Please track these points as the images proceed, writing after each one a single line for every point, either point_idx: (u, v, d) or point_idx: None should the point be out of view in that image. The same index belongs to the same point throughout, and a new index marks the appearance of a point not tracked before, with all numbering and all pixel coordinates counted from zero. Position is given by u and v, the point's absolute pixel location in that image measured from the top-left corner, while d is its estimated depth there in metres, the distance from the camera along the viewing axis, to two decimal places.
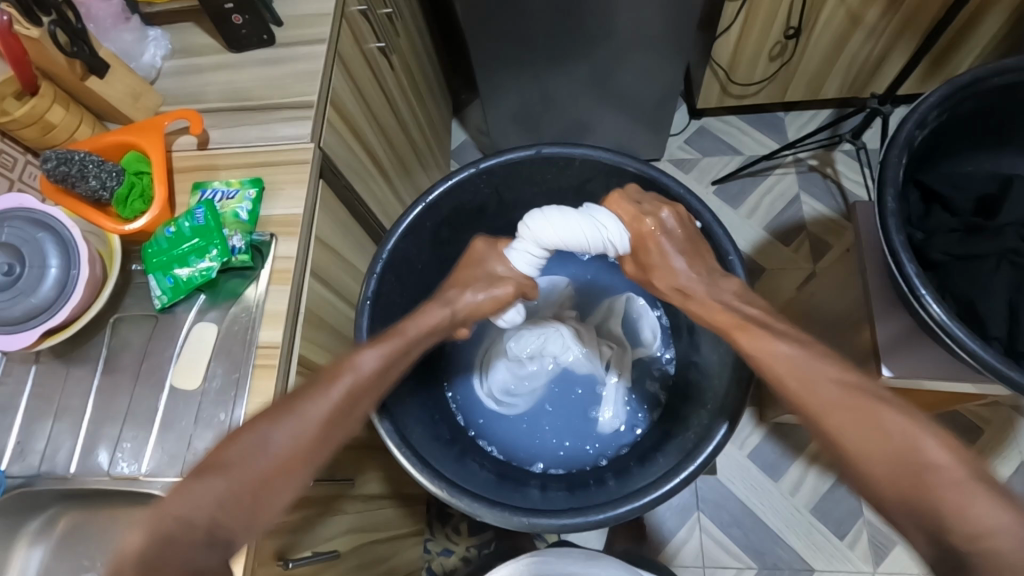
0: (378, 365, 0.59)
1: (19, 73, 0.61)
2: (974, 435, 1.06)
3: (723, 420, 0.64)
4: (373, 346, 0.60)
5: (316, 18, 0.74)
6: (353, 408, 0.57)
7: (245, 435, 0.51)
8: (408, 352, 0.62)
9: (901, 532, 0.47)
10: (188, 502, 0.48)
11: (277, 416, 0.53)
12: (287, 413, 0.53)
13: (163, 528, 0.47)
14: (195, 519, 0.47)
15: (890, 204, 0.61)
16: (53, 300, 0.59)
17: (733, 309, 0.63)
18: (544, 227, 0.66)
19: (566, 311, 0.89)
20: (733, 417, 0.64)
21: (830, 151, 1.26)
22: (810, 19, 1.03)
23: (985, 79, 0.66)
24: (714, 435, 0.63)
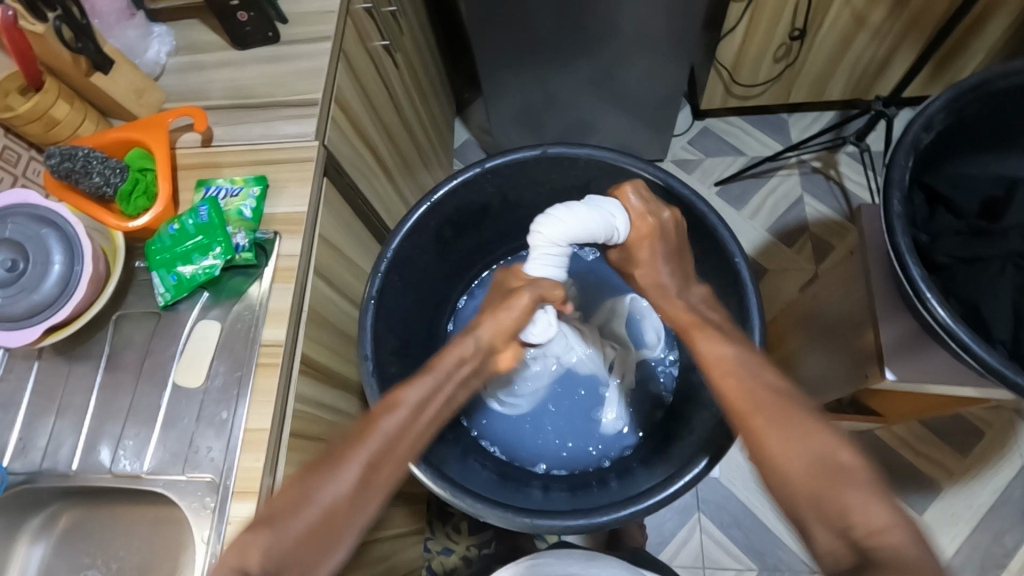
0: (424, 399, 0.59)
1: (23, 68, 0.61)
2: (976, 438, 1.06)
3: (706, 454, 0.64)
4: (419, 382, 0.60)
5: (321, 15, 0.74)
6: (403, 450, 0.56)
7: (305, 486, 0.51)
8: (453, 387, 0.61)
9: (805, 530, 0.49)
10: (244, 552, 0.47)
11: (327, 467, 0.52)
12: (337, 463, 0.53)
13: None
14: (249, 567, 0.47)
15: (895, 207, 0.60)
16: (56, 297, 0.59)
17: (693, 310, 0.64)
18: (558, 224, 0.64)
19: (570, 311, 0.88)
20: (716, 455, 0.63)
21: (833, 153, 1.26)
22: (815, 20, 1.03)
23: (992, 82, 0.66)
24: (693, 467, 0.63)
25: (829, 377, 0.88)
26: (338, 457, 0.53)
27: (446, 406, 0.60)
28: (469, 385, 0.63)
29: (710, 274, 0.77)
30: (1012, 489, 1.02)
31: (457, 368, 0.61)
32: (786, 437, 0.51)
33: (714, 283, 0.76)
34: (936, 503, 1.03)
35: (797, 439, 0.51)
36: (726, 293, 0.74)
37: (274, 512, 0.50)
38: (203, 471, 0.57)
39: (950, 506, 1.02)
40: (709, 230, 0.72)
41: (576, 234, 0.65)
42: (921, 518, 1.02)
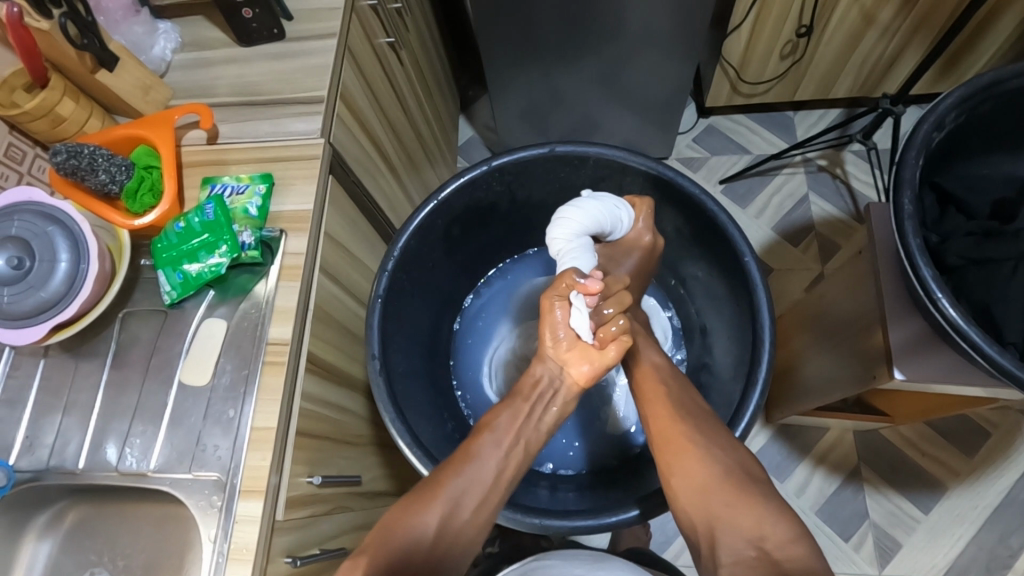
0: (509, 429, 0.60)
1: (30, 65, 0.61)
2: (981, 438, 1.05)
3: (634, 505, 0.63)
4: (506, 410, 0.62)
5: (328, 12, 0.73)
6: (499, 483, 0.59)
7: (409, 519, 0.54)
8: (531, 413, 0.62)
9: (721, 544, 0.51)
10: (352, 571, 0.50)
11: (424, 499, 0.56)
12: (432, 496, 0.56)
13: None
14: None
15: (906, 206, 0.60)
16: (62, 295, 0.59)
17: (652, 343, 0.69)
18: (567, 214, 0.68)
19: None
20: (646, 511, 0.62)
21: (839, 151, 1.25)
22: (822, 18, 1.02)
23: (1004, 81, 0.66)
24: (621, 513, 0.62)
25: (833, 378, 0.86)
26: (432, 494, 0.56)
27: (536, 431, 0.62)
28: (548, 415, 0.63)
29: (717, 273, 0.76)
30: (1018, 490, 1.02)
31: (534, 393, 0.62)
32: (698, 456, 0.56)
33: (722, 282, 0.76)
34: (942, 503, 1.03)
35: (714, 459, 0.56)
36: (734, 293, 0.74)
37: (377, 543, 0.53)
38: (210, 469, 0.57)
39: (955, 507, 1.02)
40: (717, 229, 0.72)
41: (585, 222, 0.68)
42: (926, 518, 1.02)
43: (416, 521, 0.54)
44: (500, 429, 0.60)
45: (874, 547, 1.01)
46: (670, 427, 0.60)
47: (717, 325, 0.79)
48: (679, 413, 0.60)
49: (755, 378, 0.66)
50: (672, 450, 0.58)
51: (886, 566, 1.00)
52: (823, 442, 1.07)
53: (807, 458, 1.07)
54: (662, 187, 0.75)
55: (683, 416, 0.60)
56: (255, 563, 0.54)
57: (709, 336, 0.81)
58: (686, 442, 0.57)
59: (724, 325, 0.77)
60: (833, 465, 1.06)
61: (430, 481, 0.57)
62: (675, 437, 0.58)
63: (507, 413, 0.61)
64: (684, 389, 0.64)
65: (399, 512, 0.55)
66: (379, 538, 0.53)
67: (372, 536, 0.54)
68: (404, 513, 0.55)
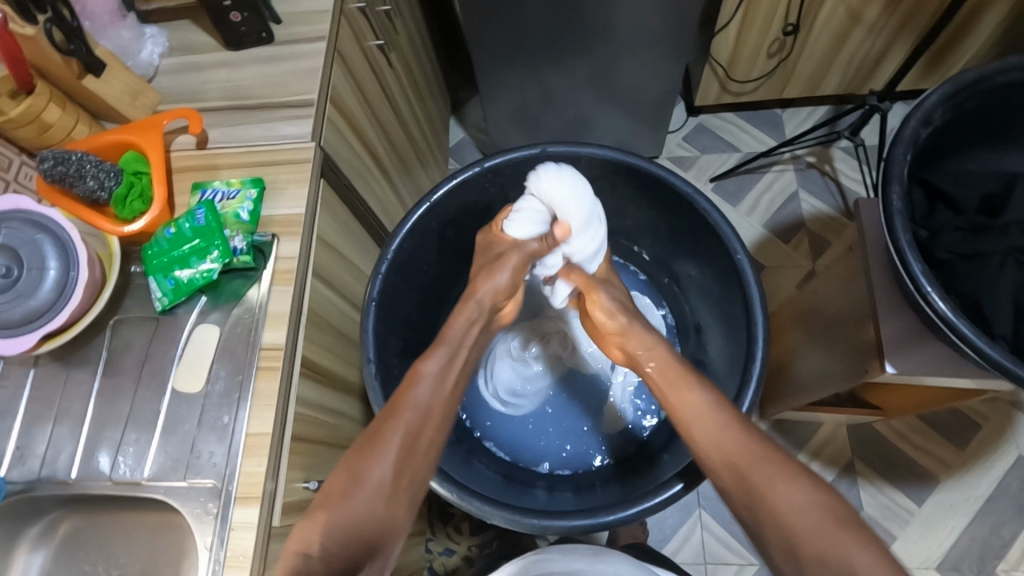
0: (441, 372, 0.60)
1: (14, 72, 0.60)
2: (973, 430, 1.07)
3: (677, 479, 0.62)
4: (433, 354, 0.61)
5: (317, 15, 0.73)
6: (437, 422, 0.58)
7: (354, 473, 0.53)
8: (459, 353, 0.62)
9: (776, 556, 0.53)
10: (307, 537, 0.49)
11: (369, 449, 0.55)
12: (376, 445, 0.55)
13: (290, 562, 0.48)
14: (311, 552, 0.49)
15: (895, 202, 0.61)
16: (52, 303, 0.58)
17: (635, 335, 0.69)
18: (562, 179, 0.67)
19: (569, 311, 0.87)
20: (689, 480, 0.62)
21: (828, 148, 1.26)
22: (810, 16, 1.03)
23: (988, 78, 0.66)
24: (665, 490, 0.62)
25: (827, 373, 0.87)
26: (374, 445, 0.55)
27: None
28: None
29: (710, 270, 0.77)
30: (1009, 480, 1.03)
31: (474, 333, 0.64)
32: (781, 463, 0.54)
33: (714, 280, 0.76)
34: (935, 495, 1.03)
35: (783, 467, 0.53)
36: (726, 290, 0.74)
37: (334, 496, 0.52)
38: (205, 477, 0.57)
39: (948, 499, 1.03)
40: (709, 227, 0.72)
41: (574, 202, 0.68)
42: (920, 510, 1.03)
43: (365, 471, 0.53)
44: (438, 369, 0.60)
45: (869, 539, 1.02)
46: (688, 413, 0.59)
47: (711, 323, 0.80)
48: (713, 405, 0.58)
49: (750, 374, 0.66)
50: (708, 438, 0.57)
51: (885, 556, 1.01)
52: (817, 437, 1.08)
53: (802, 453, 1.07)
54: (655, 186, 0.75)
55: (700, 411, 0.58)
56: (251, 568, 0.53)
57: (703, 334, 0.82)
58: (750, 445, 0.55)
59: (719, 322, 0.77)
60: (828, 460, 1.06)
61: (370, 434, 0.56)
62: (700, 427, 0.57)
63: (441, 356, 0.61)
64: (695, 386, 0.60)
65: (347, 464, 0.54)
66: (332, 496, 0.52)
67: (321, 494, 0.53)
68: (353, 463, 0.54)
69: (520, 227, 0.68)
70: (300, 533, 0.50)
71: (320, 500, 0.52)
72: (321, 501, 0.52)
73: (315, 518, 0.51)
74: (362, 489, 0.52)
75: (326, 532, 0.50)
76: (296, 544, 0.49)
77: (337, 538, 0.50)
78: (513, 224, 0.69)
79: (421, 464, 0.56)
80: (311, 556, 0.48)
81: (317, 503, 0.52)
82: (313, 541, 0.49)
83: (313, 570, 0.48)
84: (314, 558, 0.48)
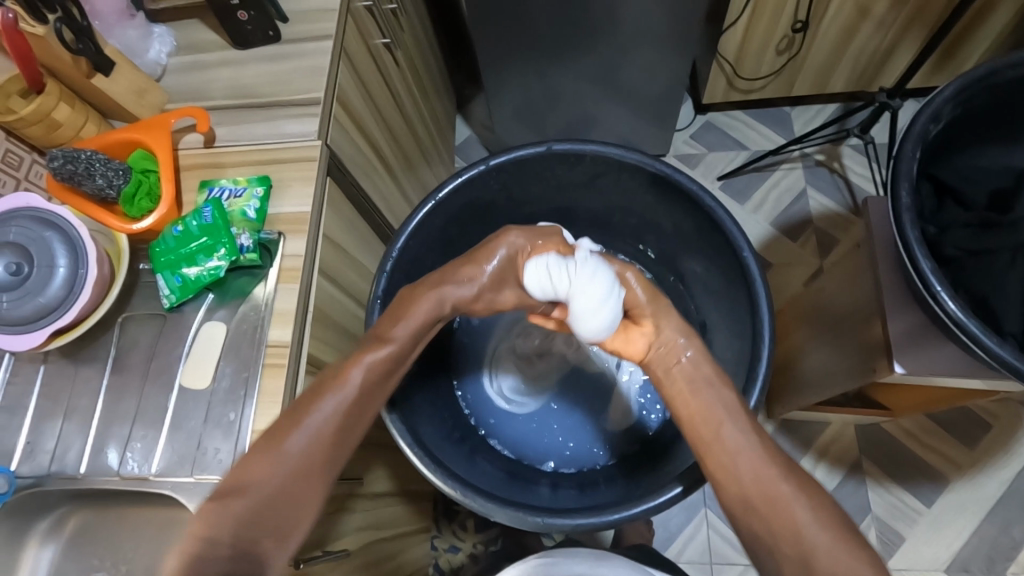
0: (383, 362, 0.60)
1: (24, 70, 0.61)
2: (983, 429, 1.06)
3: (677, 482, 0.62)
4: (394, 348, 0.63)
5: (323, 13, 0.73)
6: (366, 406, 0.59)
7: (262, 459, 0.53)
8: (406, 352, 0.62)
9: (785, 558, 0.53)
10: (211, 525, 0.51)
11: (282, 432, 0.54)
12: (291, 429, 0.54)
13: (190, 549, 0.50)
14: (220, 539, 0.51)
15: (904, 200, 0.60)
16: (61, 300, 0.59)
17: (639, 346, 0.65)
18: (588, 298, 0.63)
19: None
20: (688, 483, 0.62)
21: (837, 145, 1.25)
22: (818, 12, 1.02)
23: (998, 73, 0.66)
24: (664, 493, 0.61)
25: (833, 371, 0.86)
26: (291, 423, 0.55)
27: None
28: None
29: (716, 268, 0.76)
30: (1019, 480, 1.02)
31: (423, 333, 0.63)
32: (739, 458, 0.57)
33: (720, 279, 0.76)
34: (944, 496, 1.03)
35: (740, 456, 0.57)
36: (732, 288, 0.74)
37: (239, 483, 0.53)
38: (211, 473, 0.57)
39: (957, 499, 1.02)
40: (715, 225, 0.72)
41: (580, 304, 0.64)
42: (929, 510, 1.02)
43: (283, 455, 0.54)
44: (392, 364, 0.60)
45: (877, 541, 1.01)
46: (701, 424, 0.59)
47: (717, 322, 0.79)
48: (700, 393, 0.60)
49: (756, 373, 0.66)
50: (711, 454, 0.58)
51: (890, 559, 1.00)
52: (824, 436, 1.07)
53: (809, 453, 1.06)
54: (659, 184, 0.75)
55: (692, 383, 0.61)
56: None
57: (709, 333, 0.81)
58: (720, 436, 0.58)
59: (726, 321, 0.77)
60: (835, 459, 1.06)
61: (288, 413, 0.56)
62: (718, 443, 0.58)
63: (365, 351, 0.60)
64: (713, 386, 0.61)
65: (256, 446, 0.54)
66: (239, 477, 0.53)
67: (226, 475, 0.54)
68: (262, 454, 0.53)
69: (533, 269, 0.64)
70: (202, 520, 0.51)
71: (222, 485, 0.53)
72: (230, 487, 0.53)
73: (230, 507, 0.52)
74: (273, 482, 0.53)
75: (238, 523, 0.52)
76: (199, 529, 0.51)
77: (243, 531, 0.52)
78: (536, 266, 0.64)
79: (332, 458, 0.56)
80: (217, 546, 0.50)
81: (223, 489, 0.53)
82: (222, 530, 0.51)
83: (218, 557, 0.50)
84: (224, 548, 0.50)
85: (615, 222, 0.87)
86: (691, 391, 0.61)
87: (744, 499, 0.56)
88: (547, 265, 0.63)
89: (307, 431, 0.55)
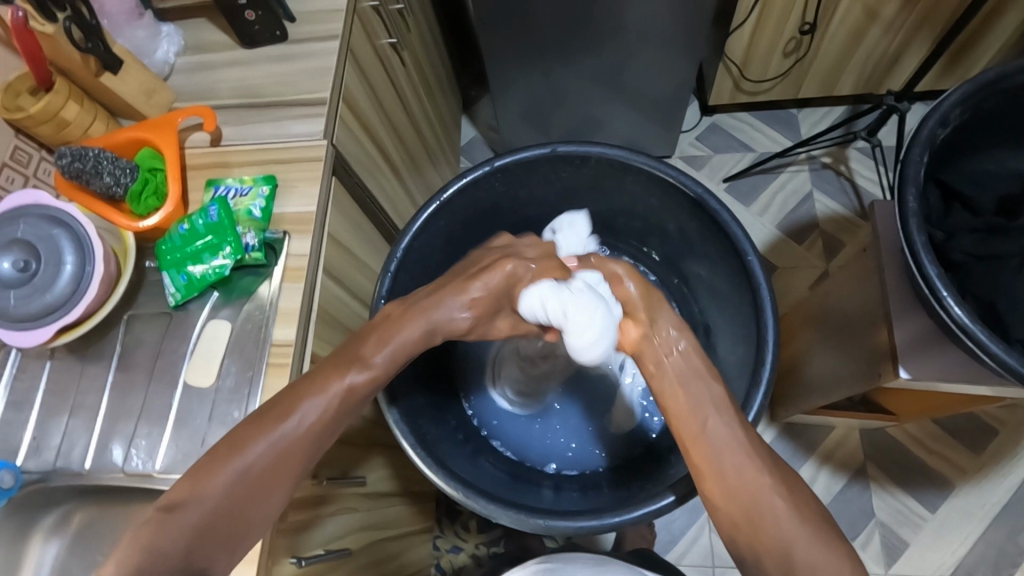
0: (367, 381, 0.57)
1: (34, 69, 0.61)
2: (988, 436, 1.05)
3: (669, 492, 0.62)
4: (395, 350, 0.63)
5: (329, 13, 0.73)
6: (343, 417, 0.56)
7: (219, 468, 0.52)
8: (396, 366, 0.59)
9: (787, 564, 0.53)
10: (161, 536, 0.50)
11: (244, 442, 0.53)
12: (251, 438, 0.53)
13: (133, 560, 0.50)
14: (166, 551, 0.50)
15: (911, 204, 0.60)
16: (68, 297, 0.59)
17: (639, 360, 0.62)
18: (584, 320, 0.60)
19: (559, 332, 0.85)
20: (681, 493, 0.61)
21: (844, 148, 1.25)
22: (825, 15, 1.02)
23: (1008, 78, 0.65)
24: (653, 503, 0.61)
25: (840, 376, 0.85)
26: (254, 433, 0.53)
27: None
28: None
29: (720, 271, 0.76)
30: None
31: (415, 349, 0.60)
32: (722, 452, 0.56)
33: (725, 282, 0.76)
34: (949, 502, 1.02)
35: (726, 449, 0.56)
36: (736, 291, 0.74)
37: (188, 496, 0.51)
38: None
39: (962, 505, 1.02)
40: (720, 227, 0.72)
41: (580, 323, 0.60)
42: (934, 516, 1.01)
43: (240, 465, 0.52)
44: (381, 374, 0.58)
45: (881, 547, 1.01)
46: (687, 418, 0.58)
47: (721, 325, 0.79)
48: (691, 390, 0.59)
49: (760, 378, 0.65)
50: (696, 450, 0.57)
51: (893, 565, 1.00)
52: (828, 441, 1.07)
53: (813, 457, 1.06)
54: (664, 186, 0.75)
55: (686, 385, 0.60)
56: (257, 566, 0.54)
57: (712, 336, 0.81)
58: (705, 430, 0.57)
59: (730, 324, 0.76)
60: (840, 463, 1.05)
61: (254, 421, 0.54)
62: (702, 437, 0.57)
63: (342, 361, 0.57)
64: (703, 383, 0.60)
65: (216, 455, 0.53)
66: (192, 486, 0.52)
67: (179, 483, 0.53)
68: (215, 464, 0.52)
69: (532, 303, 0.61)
70: (149, 528, 0.51)
71: (173, 495, 0.52)
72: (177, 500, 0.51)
73: (183, 519, 0.51)
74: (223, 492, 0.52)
75: (192, 534, 0.51)
76: (142, 538, 0.50)
77: (192, 543, 0.51)
78: (533, 295, 0.61)
79: (297, 467, 0.54)
80: (166, 558, 0.50)
81: (176, 499, 0.51)
82: (171, 543, 0.50)
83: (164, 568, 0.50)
84: (172, 560, 0.50)
85: (619, 225, 0.86)
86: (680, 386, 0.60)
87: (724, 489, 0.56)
88: (543, 294, 0.60)
89: (269, 442, 0.53)
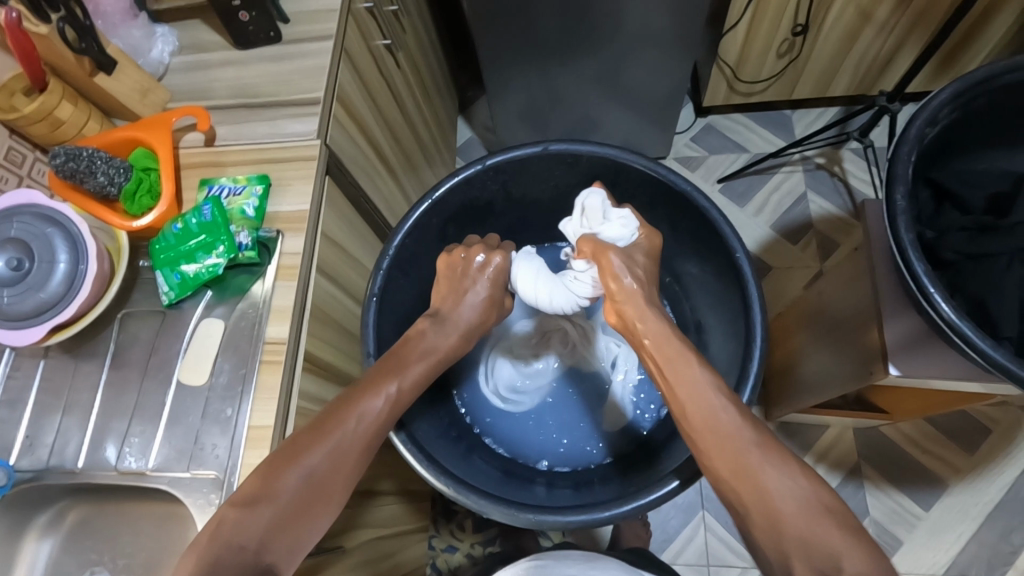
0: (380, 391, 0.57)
1: (28, 69, 0.61)
2: (983, 434, 1.05)
3: (674, 476, 0.62)
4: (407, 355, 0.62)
5: (325, 14, 0.74)
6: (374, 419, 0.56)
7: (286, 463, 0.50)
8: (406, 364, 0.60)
9: None
10: (236, 528, 0.47)
11: (314, 438, 0.52)
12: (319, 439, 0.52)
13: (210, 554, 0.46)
14: (246, 545, 0.47)
15: (899, 203, 0.60)
16: (61, 296, 0.59)
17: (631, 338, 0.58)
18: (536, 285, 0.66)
19: (553, 331, 0.86)
20: (686, 476, 0.61)
21: (837, 149, 1.25)
22: (818, 16, 1.02)
23: (997, 77, 0.65)
24: (661, 487, 0.61)
25: (832, 374, 0.86)
26: (319, 429, 0.52)
27: None
28: None
29: (712, 270, 0.76)
30: (1019, 486, 1.02)
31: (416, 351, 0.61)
32: (724, 435, 0.51)
33: (717, 280, 0.76)
34: (943, 500, 1.02)
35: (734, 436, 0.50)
36: (728, 290, 0.74)
37: (261, 492, 0.49)
38: (208, 468, 0.58)
39: (957, 503, 1.02)
40: (711, 226, 0.72)
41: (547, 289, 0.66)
42: (928, 515, 1.02)
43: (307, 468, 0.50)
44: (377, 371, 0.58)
45: None
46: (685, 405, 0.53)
47: (713, 323, 0.79)
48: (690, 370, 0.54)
49: (748, 374, 0.65)
50: (705, 437, 0.51)
51: None
52: (823, 441, 1.07)
53: (807, 457, 1.06)
54: (655, 185, 0.75)
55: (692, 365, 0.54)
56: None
57: (704, 333, 0.81)
58: (705, 415, 0.52)
59: (721, 322, 0.77)
60: (834, 463, 1.05)
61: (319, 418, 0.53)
62: (707, 424, 0.51)
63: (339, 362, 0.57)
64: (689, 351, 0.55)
65: (284, 448, 0.51)
66: (262, 475, 0.50)
67: (247, 482, 0.50)
68: (282, 462, 0.50)
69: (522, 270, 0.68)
70: (227, 523, 0.48)
71: (245, 491, 0.49)
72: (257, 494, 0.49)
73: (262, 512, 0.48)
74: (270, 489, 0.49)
75: (268, 530, 0.48)
76: (221, 533, 0.47)
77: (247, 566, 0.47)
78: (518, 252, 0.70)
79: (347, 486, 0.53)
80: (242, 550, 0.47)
81: (251, 495, 0.49)
82: (250, 536, 0.48)
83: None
84: (247, 554, 0.47)
85: None
86: (678, 368, 0.54)
87: (718, 468, 0.51)
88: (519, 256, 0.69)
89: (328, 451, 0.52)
